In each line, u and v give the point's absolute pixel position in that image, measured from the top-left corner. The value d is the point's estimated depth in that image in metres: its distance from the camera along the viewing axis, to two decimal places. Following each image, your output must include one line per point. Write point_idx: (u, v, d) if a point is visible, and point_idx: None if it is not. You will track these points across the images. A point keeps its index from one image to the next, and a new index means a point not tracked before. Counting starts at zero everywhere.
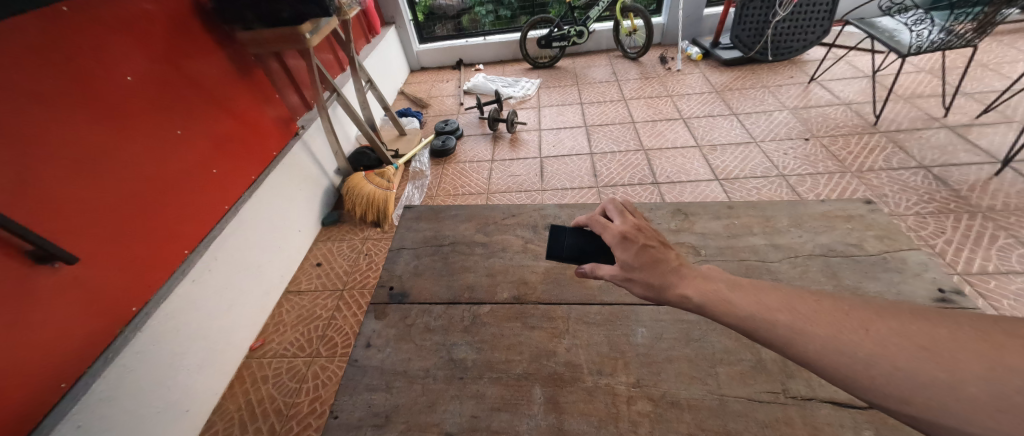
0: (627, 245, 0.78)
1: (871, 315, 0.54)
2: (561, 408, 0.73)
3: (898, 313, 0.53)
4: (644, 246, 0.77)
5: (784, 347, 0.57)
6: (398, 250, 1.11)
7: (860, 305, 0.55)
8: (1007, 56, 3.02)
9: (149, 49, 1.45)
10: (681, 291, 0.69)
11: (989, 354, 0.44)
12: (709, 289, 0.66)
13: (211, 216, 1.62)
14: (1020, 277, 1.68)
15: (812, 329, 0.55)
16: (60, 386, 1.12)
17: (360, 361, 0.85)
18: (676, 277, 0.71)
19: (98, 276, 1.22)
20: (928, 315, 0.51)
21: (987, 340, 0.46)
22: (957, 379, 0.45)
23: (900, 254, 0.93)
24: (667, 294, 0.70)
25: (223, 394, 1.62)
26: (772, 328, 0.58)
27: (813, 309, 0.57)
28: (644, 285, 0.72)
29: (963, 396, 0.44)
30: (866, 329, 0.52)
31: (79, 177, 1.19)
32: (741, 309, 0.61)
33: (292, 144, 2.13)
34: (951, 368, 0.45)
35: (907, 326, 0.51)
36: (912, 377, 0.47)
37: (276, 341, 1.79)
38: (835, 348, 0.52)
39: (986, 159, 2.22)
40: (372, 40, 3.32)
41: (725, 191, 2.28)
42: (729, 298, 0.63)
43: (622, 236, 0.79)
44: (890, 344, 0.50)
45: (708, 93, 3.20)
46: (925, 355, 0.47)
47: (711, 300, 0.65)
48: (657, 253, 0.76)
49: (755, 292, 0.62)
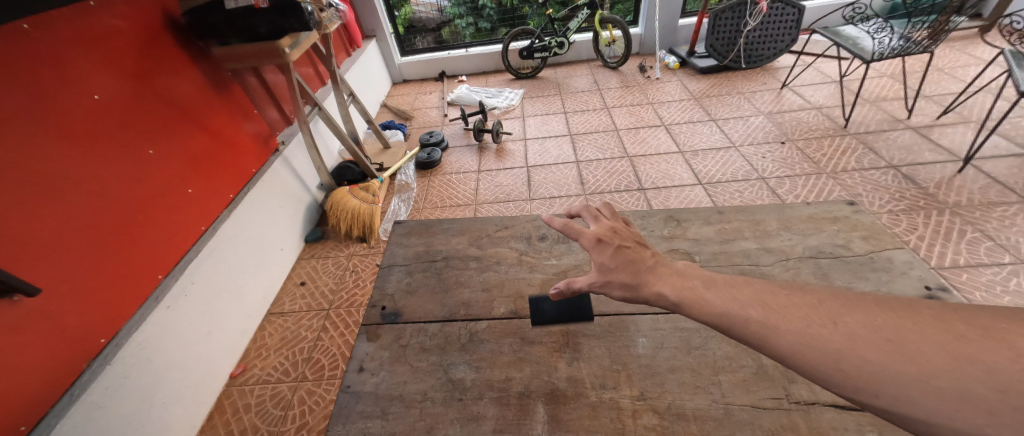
0: (602, 248, 0.79)
1: (839, 309, 0.53)
2: (565, 427, 0.71)
3: (865, 305, 0.52)
4: (619, 247, 0.78)
5: (757, 344, 0.56)
6: (389, 267, 1.08)
7: (828, 299, 0.55)
8: (960, 60, 3.20)
9: (117, 67, 1.39)
10: (656, 289, 0.69)
11: (952, 345, 0.44)
12: (684, 286, 0.66)
13: (187, 239, 1.55)
14: (989, 269, 1.75)
15: (784, 324, 0.54)
16: (19, 429, 1.03)
17: (353, 386, 0.81)
18: (652, 276, 0.71)
19: (60, 308, 1.14)
20: (893, 307, 0.50)
21: (950, 330, 0.45)
22: (924, 372, 0.44)
23: (885, 253, 0.95)
24: (643, 292, 0.70)
25: (201, 426, 1.53)
26: (747, 326, 0.56)
27: (784, 304, 0.56)
28: (621, 285, 0.73)
29: (930, 389, 0.43)
30: (834, 323, 0.51)
31: (40, 201, 1.12)
32: (716, 306, 0.61)
33: (271, 161, 2.07)
34: (917, 361, 0.45)
35: (873, 319, 0.50)
36: (880, 369, 0.46)
37: (258, 367, 1.71)
38: (807, 343, 0.51)
39: (949, 157, 2.34)
40: (352, 54, 3.30)
41: (710, 195, 2.32)
42: (704, 295, 0.63)
43: (597, 239, 0.80)
44: (857, 337, 0.49)
45: (687, 100, 3.27)
46: (892, 349, 0.47)
47: (686, 297, 0.65)
48: (631, 253, 0.76)
49: (729, 289, 0.62)
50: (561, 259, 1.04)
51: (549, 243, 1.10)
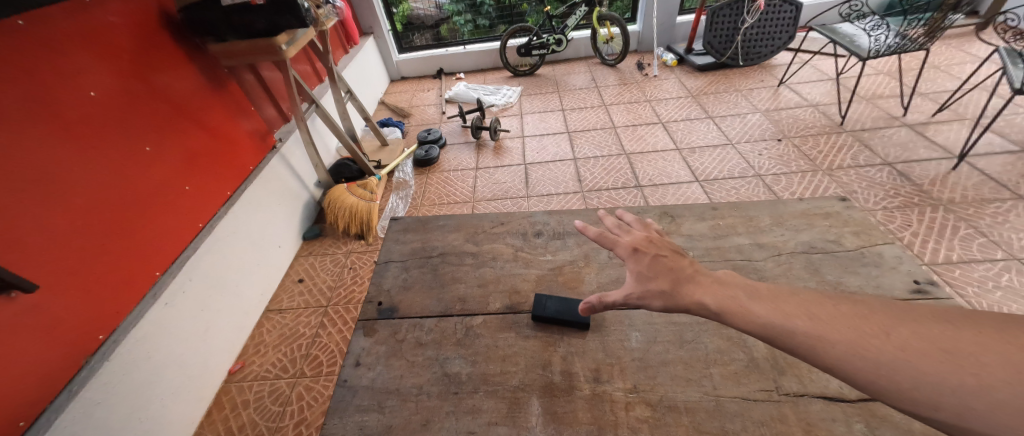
0: (638, 257, 0.80)
1: (891, 321, 0.55)
2: (560, 419, 0.72)
3: (920, 317, 0.54)
4: (655, 256, 0.79)
5: (803, 354, 0.57)
6: (385, 263, 1.09)
7: (880, 311, 0.57)
8: (956, 58, 3.21)
9: (114, 63, 1.39)
10: (696, 297, 0.70)
11: (1014, 356, 0.45)
12: (726, 295, 0.67)
13: (184, 236, 1.55)
14: (981, 265, 1.77)
15: (833, 336, 0.56)
16: (18, 425, 1.04)
17: (349, 380, 0.82)
18: (691, 284, 0.72)
19: (59, 305, 1.14)
20: (951, 319, 0.52)
21: (1012, 343, 0.46)
22: (984, 383, 0.45)
23: (876, 249, 0.96)
24: (681, 300, 0.71)
25: (200, 423, 1.54)
26: (792, 336, 0.58)
27: (834, 315, 0.58)
28: (659, 294, 0.74)
29: (990, 399, 0.44)
30: (887, 334, 0.53)
31: (38, 199, 1.12)
32: (759, 316, 0.62)
33: (269, 158, 2.07)
34: (976, 372, 0.46)
35: (930, 331, 0.51)
36: (936, 380, 0.47)
37: (257, 363, 1.72)
38: (858, 354, 0.53)
39: (944, 154, 2.35)
40: (349, 51, 3.29)
41: (706, 192, 2.33)
42: (747, 305, 0.65)
43: (633, 248, 0.82)
44: (912, 349, 0.50)
45: (684, 97, 3.28)
46: (949, 359, 0.48)
47: (728, 306, 0.66)
48: (669, 262, 0.78)
49: (774, 300, 0.64)
50: (556, 255, 1.06)
51: (545, 239, 1.11)
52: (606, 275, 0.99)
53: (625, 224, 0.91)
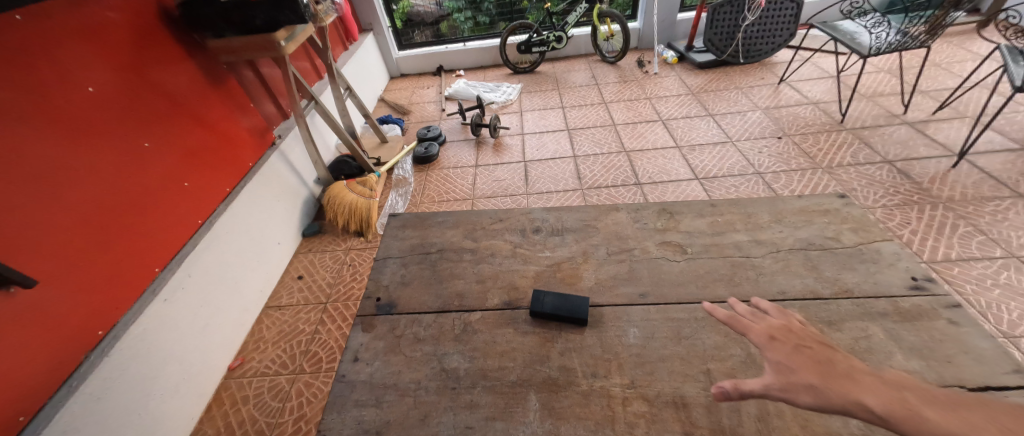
0: (775, 344, 0.69)
1: None
2: (557, 414, 0.73)
3: None
4: (799, 346, 0.68)
5: None
6: (384, 260, 1.09)
7: None
8: (957, 56, 3.20)
9: (112, 59, 1.39)
10: (859, 399, 0.59)
11: None
12: (894, 398, 0.57)
13: (183, 232, 1.56)
14: (980, 262, 1.77)
15: None
16: (19, 419, 1.04)
17: (347, 376, 0.82)
18: (851, 382, 0.60)
19: (58, 300, 1.15)
20: None
21: None
22: None
23: (874, 245, 0.96)
24: (838, 399, 0.59)
25: (200, 418, 1.55)
26: None
27: None
28: (810, 390, 0.61)
29: None
30: None
31: (37, 194, 1.12)
32: (938, 425, 0.53)
33: (269, 155, 2.07)
34: None
35: None
36: None
37: (256, 359, 1.72)
38: None
39: (944, 152, 2.35)
40: (349, 48, 3.28)
41: (705, 190, 2.33)
42: (921, 411, 0.55)
43: (769, 336, 0.71)
44: None
45: (684, 95, 3.27)
46: None
47: (897, 410, 0.56)
48: (815, 354, 0.66)
49: (956, 408, 0.54)
50: (555, 251, 1.06)
51: (544, 235, 1.11)
52: (605, 271, 0.99)
53: (760, 310, 0.78)
